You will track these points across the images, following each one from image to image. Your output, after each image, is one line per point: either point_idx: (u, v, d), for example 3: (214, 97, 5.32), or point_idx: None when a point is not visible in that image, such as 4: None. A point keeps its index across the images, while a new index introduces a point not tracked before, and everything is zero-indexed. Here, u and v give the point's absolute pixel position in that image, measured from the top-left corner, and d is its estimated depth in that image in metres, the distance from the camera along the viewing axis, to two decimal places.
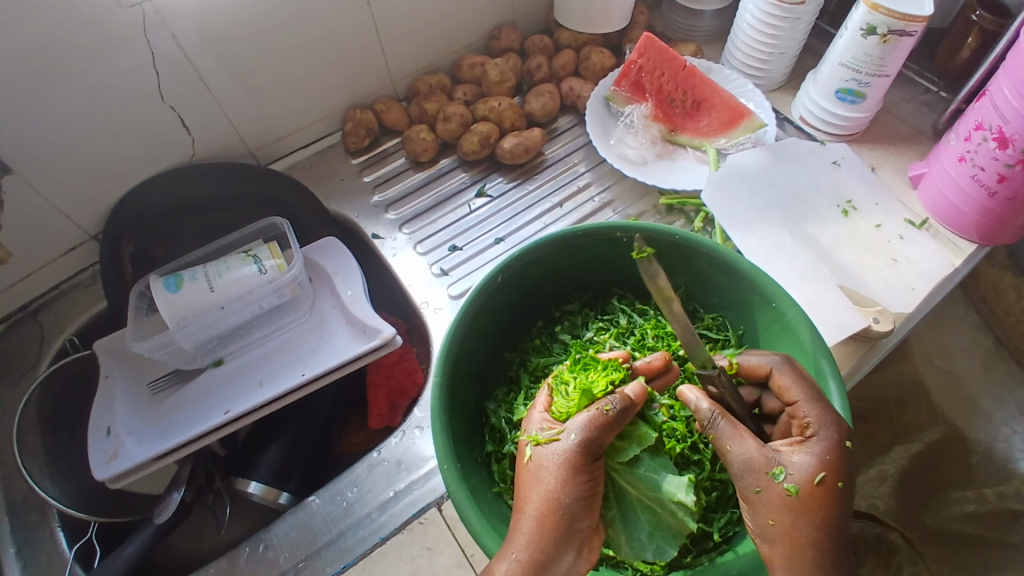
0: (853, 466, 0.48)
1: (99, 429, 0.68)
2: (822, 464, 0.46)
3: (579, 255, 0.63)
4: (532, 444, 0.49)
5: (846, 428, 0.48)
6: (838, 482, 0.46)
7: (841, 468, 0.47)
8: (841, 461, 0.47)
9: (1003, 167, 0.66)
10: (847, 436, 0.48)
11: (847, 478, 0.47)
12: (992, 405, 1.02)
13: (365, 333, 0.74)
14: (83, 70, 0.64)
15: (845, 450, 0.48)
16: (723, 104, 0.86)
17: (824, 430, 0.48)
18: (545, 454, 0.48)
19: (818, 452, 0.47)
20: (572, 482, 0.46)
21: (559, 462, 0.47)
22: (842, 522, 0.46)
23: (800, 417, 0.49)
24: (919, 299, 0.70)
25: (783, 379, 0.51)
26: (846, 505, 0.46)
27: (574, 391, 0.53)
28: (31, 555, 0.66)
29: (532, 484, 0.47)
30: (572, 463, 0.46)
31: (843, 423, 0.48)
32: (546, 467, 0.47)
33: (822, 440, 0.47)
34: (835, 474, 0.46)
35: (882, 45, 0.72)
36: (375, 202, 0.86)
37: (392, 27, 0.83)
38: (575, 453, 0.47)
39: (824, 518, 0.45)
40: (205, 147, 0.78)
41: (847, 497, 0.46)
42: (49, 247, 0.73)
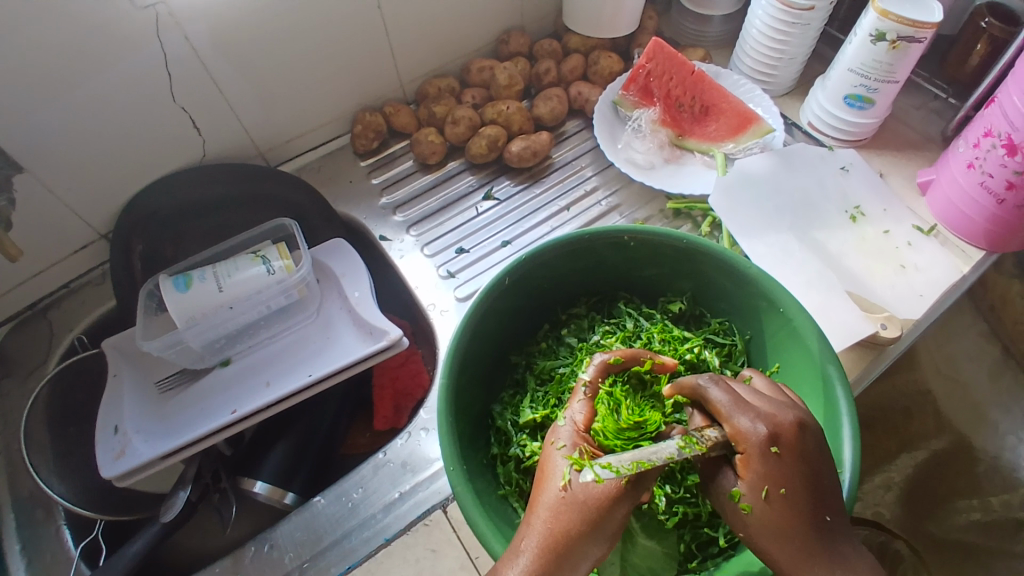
0: (812, 453, 0.46)
1: (106, 427, 0.68)
2: (763, 478, 0.46)
3: (585, 258, 0.63)
4: (573, 468, 0.47)
5: (774, 430, 0.46)
6: (782, 489, 0.46)
7: (782, 475, 0.46)
8: (779, 467, 0.46)
9: (1012, 175, 0.65)
10: (777, 440, 0.46)
11: (795, 479, 0.46)
12: (1000, 414, 1.01)
13: (372, 334, 0.74)
14: (96, 72, 0.65)
15: (779, 456, 0.46)
16: (732, 109, 0.86)
17: (748, 445, 0.46)
18: (590, 487, 0.46)
19: (760, 467, 0.46)
20: (604, 520, 0.45)
21: (601, 497, 0.45)
22: (816, 517, 0.46)
23: (735, 435, 0.47)
24: (926, 306, 0.70)
25: (718, 394, 0.48)
26: (813, 499, 0.46)
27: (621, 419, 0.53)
28: (36, 551, 0.66)
29: (560, 506, 0.46)
30: (614, 503, 0.45)
31: (770, 427, 0.46)
32: (585, 500, 0.46)
33: (752, 454, 0.46)
34: (777, 483, 0.46)
35: (892, 52, 0.72)
36: (382, 204, 0.86)
37: (402, 31, 0.83)
38: (619, 495, 0.46)
39: (790, 525, 0.46)
40: (215, 148, 0.79)
41: (810, 490, 0.46)
42: (59, 246, 0.74)
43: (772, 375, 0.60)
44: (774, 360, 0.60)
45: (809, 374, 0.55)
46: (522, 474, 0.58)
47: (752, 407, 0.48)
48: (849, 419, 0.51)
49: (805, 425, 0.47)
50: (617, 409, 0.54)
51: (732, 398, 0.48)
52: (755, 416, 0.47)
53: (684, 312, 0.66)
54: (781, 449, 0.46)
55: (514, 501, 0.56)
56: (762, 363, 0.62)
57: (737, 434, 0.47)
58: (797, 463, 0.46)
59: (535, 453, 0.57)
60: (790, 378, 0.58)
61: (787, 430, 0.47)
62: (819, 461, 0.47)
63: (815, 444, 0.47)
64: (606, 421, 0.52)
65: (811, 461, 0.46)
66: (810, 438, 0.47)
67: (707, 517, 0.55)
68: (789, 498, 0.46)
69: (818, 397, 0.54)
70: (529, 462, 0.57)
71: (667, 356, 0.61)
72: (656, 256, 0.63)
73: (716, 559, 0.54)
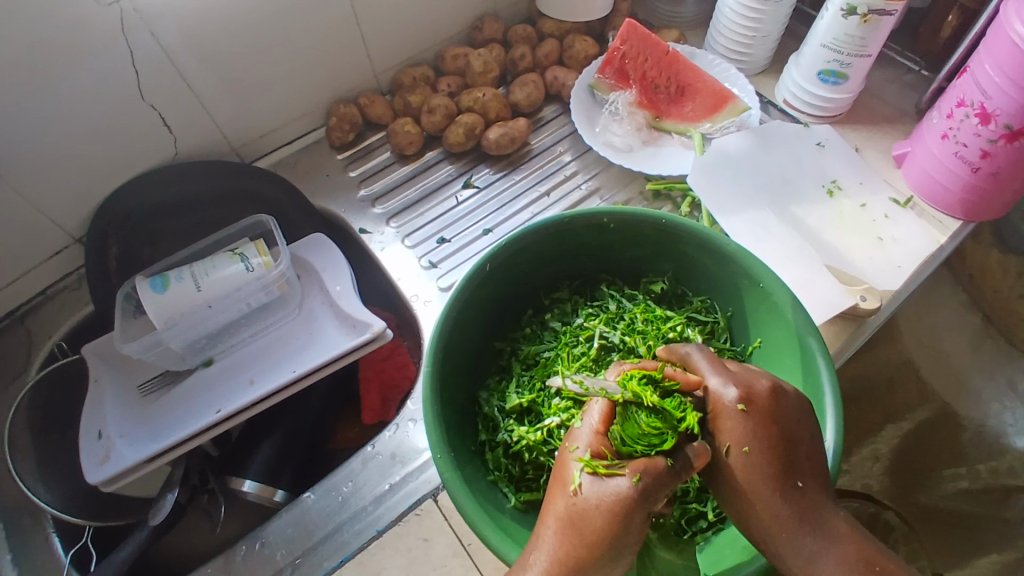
0: (787, 419, 0.48)
1: (89, 432, 0.67)
2: (731, 435, 0.49)
3: (566, 242, 0.63)
4: (584, 471, 0.46)
5: (746, 391, 0.49)
6: (744, 448, 0.48)
7: (746, 433, 0.48)
8: (747, 427, 0.48)
9: (986, 143, 0.66)
10: (746, 400, 0.49)
11: (758, 439, 0.48)
12: (983, 381, 1.03)
13: (355, 328, 0.74)
14: (64, 72, 0.63)
15: (746, 415, 0.48)
16: (707, 89, 0.86)
17: (718, 403, 0.50)
18: (602, 489, 0.45)
19: (730, 424, 0.49)
20: (618, 528, 0.44)
21: (614, 501, 0.45)
22: (784, 482, 0.47)
23: (708, 394, 0.51)
24: (904, 277, 0.71)
25: (700, 357, 0.52)
26: (781, 461, 0.47)
27: (644, 424, 0.48)
28: (24, 563, 0.66)
29: (571, 515, 0.45)
30: (630, 507, 0.44)
31: (742, 388, 0.49)
32: (597, 504, 0.45)
33: (722, 413, 0.49)
34: (740, 441, 0.48)
35: (863, 25, 0.73)
36: (361, 196, 0.85)
37: (374, 22, 0.83)
38: (633, 497, 0.45)
39: (751, 482, 0.48)
40: (188, 146, 0.77)
41: (781, 454, 0.48)
42: (32, 252, 0.73)
43: (755, 350, 0.60)
44: (756, 336, 0.60)
45: (789, 348, 0.56)
46: (510, 459, 0.58)
47: (728, 372, 0.51)
48: (830, 389, 0.52)
49: (781, 392, 0.49)
50: (638, 410, 0.49)
51: (712, 361, 0.52)
52: (728, 377, 0.50)
53: (666, 292, 0.66)
54: (750, 409, 0.48)
55: (504, 486, 0.56)
56: (744, 339, 0.62)
57: (711, 392, 0.50)
58: (765, 422, 0.48)
59: (522, 437, 0.57)
60: (771, 354, 0.58)
61: (759, 392, 0.49)
62: (792, 427, 0.48)
63: (792, 412, 0.48)
64: (626, 424, 0.48)
65: (783, 424, 0.48)
66: (787, 405, 0.49)
67: (695, 493, 0.56)
68: (753, 457, 0.48)
69: (799, 370, 0.55)
70: (517, 447, 0.57)
71: (651, 336, 0.61)
72: (637, 238, 0.63)
73: (706, 533, 0.54)
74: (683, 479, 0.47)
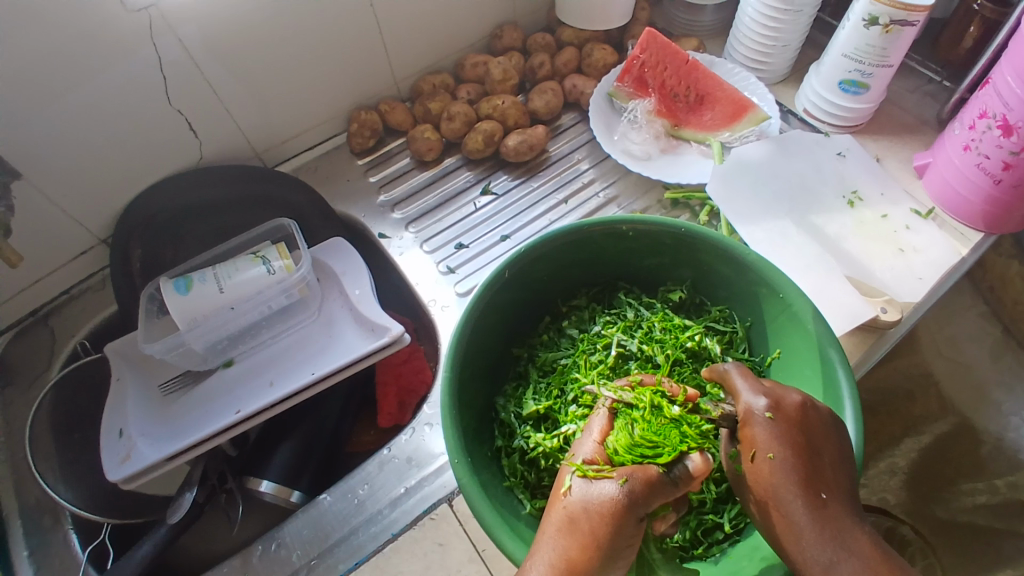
0: (816, 431, 0.48)
1: (111, 430, 0.69)
2: (758, 443, 0.48)
3: (584, 249, 0.63)
4: (576, 474, 0.48)
5: (776, 401, 0.49)
6: (770, 454, 0.48)
7: (772, 440, 0.48)
8: (774, 435, 0.48)
9: (1009, 155, 0.65)
10: (775, 408, 0.49)
11: (785, 447, 0.48)
12: (1003, 395, 1.01)
13: (373, 331, 0.74)
14: (94, 77, 0.65)
15: (773, 423, 0.48)
16: (727, 98, 0.86)
17: (747, 413, 0.50)
18: (589, 492, 0.46)
19: (758, 432, 0.49)
20: (606, 531, 0.45)
21: (602, 503, 0.45)
22: (808, 490, 0.46)
23: (740, 403, 0.51)
24: (926, 289, 0.70)
25: (735, 371, 0.53)
26: (807, 470, 0.47)
27: (639, 434, 0.48)
28: (44, 558, 0.67)
29: (564, 516, 0.46)
30: (617, 510, 0.45)
31: (771, 397, 0.49)
32: (586, 506, 0.46)
33: (751, 422, 0.49)
34: (766, 448, 0.48)
35: (885, 36, 0.72)
36: (381, 202, 0.86)
37: (395, 30, 0.84)
38: (620, 500, 0.45)
39: (774, 487, 0.47)
40: (211, 150, 0.79)
41: (807, 463, 0.47)
42: (59, 253, 0.74)
43: (774, 361, 0.60)
44: (775, 346, 0.60)
45: (810, 359, 0.55)
46: (526, 466, 0.58)
47: (759, 384, 0.51)
48: (850, 400, 0.51)
49: (811, 407, 0.49)
50: (634, 423, 0.49)
51: (746, 374, 0.52)
52: (760, 387, 0.51)
53: (685, 301, 0.66)
54: (778, 418, 0.48)
55: (520, 493, 0.56)
56: (763, 349, 0.62)
57: (744, 402, 0.50)
58: (792, 431, 0.47)
59: (539, 444, 0.57)
60: (790, 365, 0.58)
61: (788, 403, 0.49)
62: (821, 438, 0.48)
63: (822, 425, 0.48)
64: (620, 436, 0.49)
65: (812, 436, 0.48)
66: (815, 417, 0.49)
67: (712, 504, 0.56)
68: (777, 464, 0.48)
69: (819, 381, 0.54)
70: (534, 453, 0.57)
71: (669, 344, 0.61)
72: (656, 247, 0.63)
73: (722, 544, 0.54)
74: (680, 492, 0.47)
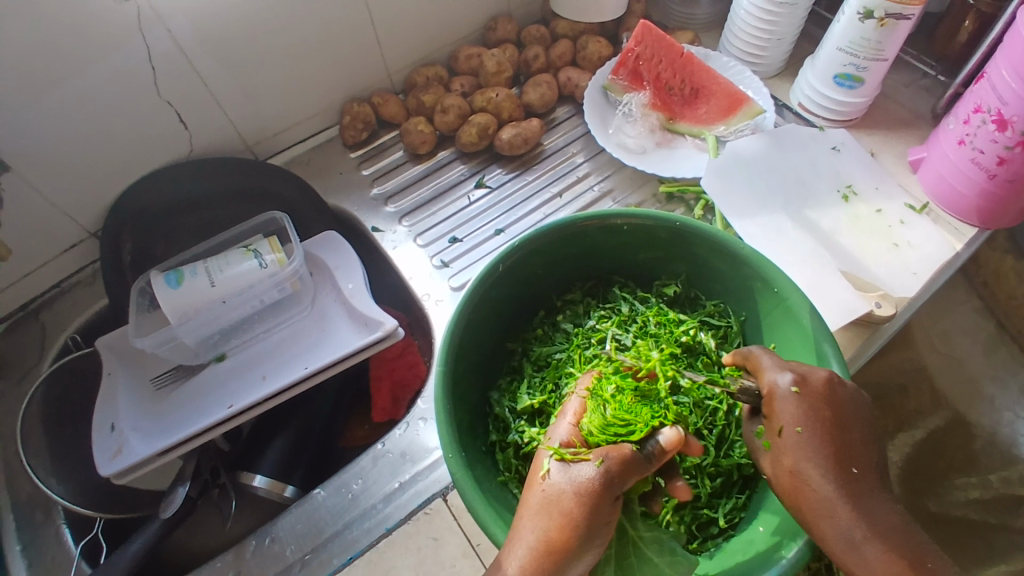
0: (843, 406, 0.49)
1: (102, 425, 0.68)
2: (787, 418, 0.49)
3: (579, 243, 0.63)
4: (553, 458, 0.48)
5: (801, 376, 0.50)
6: (798, 429, 0.49)
7: (800, 416, 0.49)
8: (802, 411, 0.49)
9: (1003, 150, 0.66)
10: (801, 384, 0.49)
11: (812, 423, 0.49)
12: (995, 388, 1.02)
13: (367, 326, 0.74)
14: (82, 68, 0.64)
15: (800, 399, 0.49)
16: (722, 91, 0.86)
17: (772, 390, 0.50)
18: (568, 475, 0.46)
19: (785, 408, 0.49)
20: (586, 512, 0.45)
21: (580, 485, 0.45)
22: (837, 465, 0.48)
23: (766, 380, 0.51)
24: (920, 283, 0.70)
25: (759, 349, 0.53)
26: (833, 445, 0.49)
27: (611, 415, 0.49)
28: (36, 554, 0.66)
29: (544, 499, 0.46)
30: (595, 491, 0.45)
31: (797, 373, 0.50)
32: (564, 489, 0.46)
33: (777, 399, 0.50)
34: (794, 423, 0.49)
35: (880, 29, 0.72)
36: (374, 195, 0.85)
37: (388, 21, 0.83)
38: (597, 482, 0.45)
39: (803, 462, 0.49)
40: (203, 143, 0.78)
41: (833, 439, 0.49)
42: (49, 246, 0.73)
43: None
44: (770, 341, 0.60)
45: (804, 354, 0.55)
46: (520, 460, 0.58)
47: (783, 361, 0.51)
48: None
49: (837, 383, 0.49)
50: (606, 404, 0.49)
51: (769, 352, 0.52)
52: (784, 364, 0.51)
53: (679, 295, 0.66)
54: (804, 394, 0.49)
55: (514, 487, 0.56)
56: (758, 343, 0.62)
57: (769, 379, 0.51)
58: (819, 407, 0.48)
59: (534, 439, 0.57)
60: (784, 360, 0.58)
61: (815, 378, 0.49)
62: (846, 415, 0.49)
63: (849, 401, 0.49)
64: (593, 418, 0.49)
65: (838, 411, 0.49)
66: (841, 394, 0.49)
67: (707, 498, 0.55)
68: (804, 439, 0.49)
69: None
70: (528, 448, 0.57)
71: (664, 339, 0.61)
72: (652, 241, 0.63)
73: (717, 539, 0.54)
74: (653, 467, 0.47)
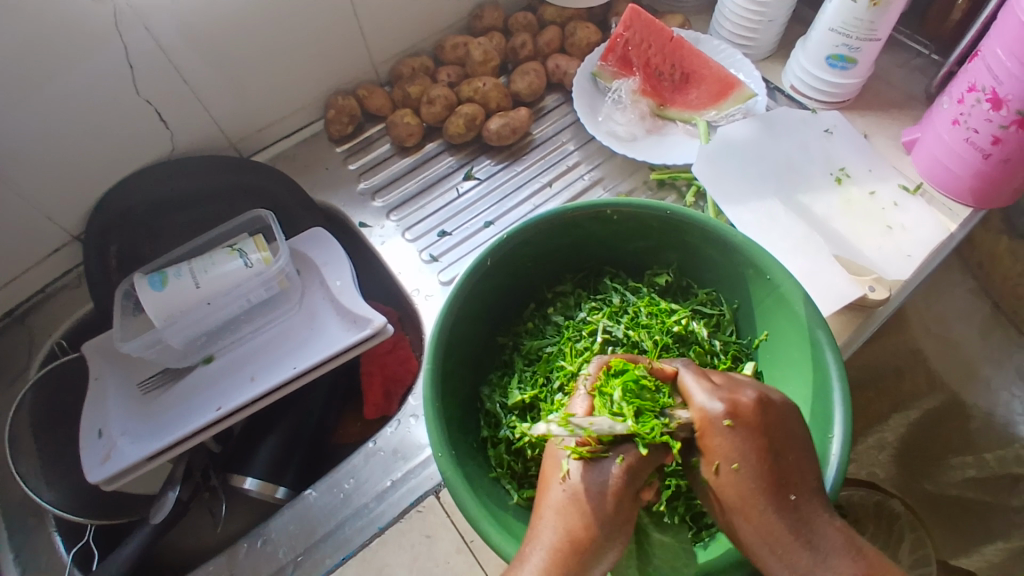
0: (775, 429, 0.46)
1: (91, 430, 0.68)
2: (723, 452, 0.46)
3: (568, 234, 0.62)
4: (572, 457, 0.46)
5: (732, 405, 0.46)
6: (733, 465, 0.45)
7: (734, 449, 0.45)
8: (735, 442, 0.45)
9: (998, 129, 0.64)
10: (733, 415, 0.46)
11: (749, 455, 0.45)
12: (992, 370, 0.97)
13: (356, 323, 0.73)
14: (61, 68, 0.62)
15: (734, 430, 0.46)
16: (712, 76, 0.84)
17: (704, 420, 0.47)
18: (590, 474, 0.45)
19: (720, 439, 0.46)
20: (611, 512, 0.44)
21: (604, 485, 0.44)
22: (777, 497, 0.44)
23: (695, 411, 0.47)
24: (915, 267, 0.69)
25: (688, 375, 0.49)
26: (772, 476, 0.45)
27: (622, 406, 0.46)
28: (30, 559, 0.66)
29: (564, 501, 0.45)
30: (620, 489, 0.44)
31: (727, 402, 0.46)
32: (587, 488, 0.44)
33: (709, 431, 0.46)
34: (729, 458, 0.45)
35: (872, 9, 0.70)
36: (361, 189, 0.84)
37: (372, 12, 0.81)
38: (622, 479, 0.44)
39: (741, 499, 0.45)
40: (185, 140, 0.76)
41: (770, 469, 0.45)
42: (30, 249, 0.72)
43: (762, 343, 0.59)
44: (763, 329, 0.59)
45: (798, 341, 0.55)
46: (513, 456, 0.57)
47: (711, 386, 0.48)
48: (840, 383, 0.51)
49: (767, 402, 0.47)
50: (614, 395, 0.47)
51: (698, 377, 0.49)
52: (712, 390, 0.48)
53: (671, 284, 0.65)
54: (737, 424, 0.46)
55: (507, 483, 0.56)
56: (751, 331, 0.61)
57: (699, 408, 0.47)
58: (754, 436, 0.45)
59: (525, 434, 0.56)
60: (777, 348, 0.57)
61: (744, 404, 0.46)
62: (782, 438, 0.46)
63: (780, 422, 0.46)
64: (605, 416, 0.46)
65: (772, 436, 0.45)
66: (773, 416, 0.46)
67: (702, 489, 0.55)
68: (742, 475, 0.45)
69: (808, 365, 0.53)
70: (520, 443, 0.56)
71: (655, 330, 0.60)
72: (642, 230, 0.62)
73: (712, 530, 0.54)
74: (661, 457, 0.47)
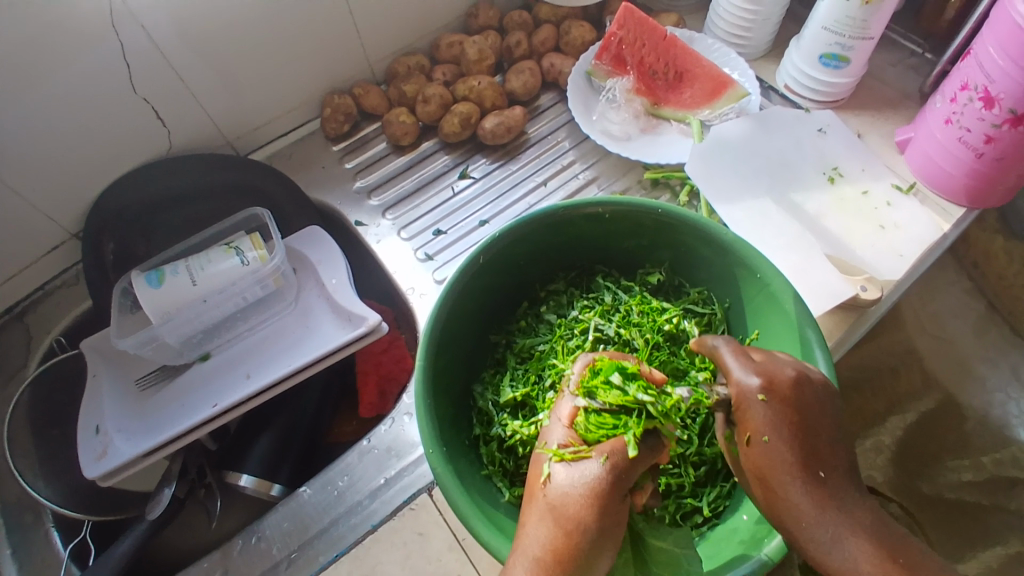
0: (809, 407, 0.48)
1: (88, 427, 0.68)
2: (756, 425, 0.48)
3: (561, 233, 0.62)
4: (554, 460, 0.47)
5: (768, 380, 0.48)
6: (765, 436, 0.48)
7: (766, 422, 0.48)
8: (769, 415, 0.47)
9: (990, 128, 0.65)
10: (769, 389, 0.47)
11: (779, 427, 0.48)
12: (986, 369, 1.02)
13: (350, 321, 0.74)
14: (57, 68, 0.63)
15: (767, 405, 0.47)
16: (706, 74, 0.85)
17: (741, 394, 0.49)
18: (571, 475, 0.46)
19: (754, 414, 0.48)
20: (593, 514, 0.44)
21: (585, 487, 0.45)
22: (806, 470, 0.47)
23: (733, 384, 0.49)
24: (907, 266, 0.69)
25: (726, 348, 0.51)
26: (801, 450, 0.47)
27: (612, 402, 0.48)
28: (27, 555, 0.66)
29: (548, 505, 0.45)
30: (602, 490, 0.44)
31: (764, 376, 0.48)
32: (567, 490, 0.45)
33: (746, 403, 0.48)
34: (761, 431, 0.48)
35: (864, 7, 0.71)
36: (357, 188, 0.84)
37: (367, 11, 0.81)
38: (603, 479, 0.45)
39: (768, 469, 0.47)
40: (181, 139, 0.77)
41: (801, 442, 0.47)
42: (27, 248, 0.72)
43: (752, 342, 0.60)
44: (754, 327, 0.59)
45: (788, 340, 0.55)
46: (505, 454, 0.57)
47: (750, 361, 0.50)
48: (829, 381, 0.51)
49: (804, 381, 0.48)
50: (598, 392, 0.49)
51: (737, 351, 0.51)
52: (752, 365, 0.49)
53: (663, 283, 0.65)
54: (771, 398, 0.47)
55: (498, 481, 0.56)
56: (742, 330, 0.61)
57: (736, 383, 0.49)
58: (786, 413, 0.47)
59: (517, 431, 0.57)
60: (767, 346, 0.58)
61: (782, 379, 0.48)
62: (813, 413, 0.48)
63: (815, 401, 0.48)
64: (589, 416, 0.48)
65: (805, 411, 0.47)
66: (809, 394, 0.48)
67: (691, 487, 0.56)
68: (772, 446, 0.48)
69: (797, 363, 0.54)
70: (511, 441, 0.57)
71: (646, 328, 0.60)
72: (635, 228, 0.62)
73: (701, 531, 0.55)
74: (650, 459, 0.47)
